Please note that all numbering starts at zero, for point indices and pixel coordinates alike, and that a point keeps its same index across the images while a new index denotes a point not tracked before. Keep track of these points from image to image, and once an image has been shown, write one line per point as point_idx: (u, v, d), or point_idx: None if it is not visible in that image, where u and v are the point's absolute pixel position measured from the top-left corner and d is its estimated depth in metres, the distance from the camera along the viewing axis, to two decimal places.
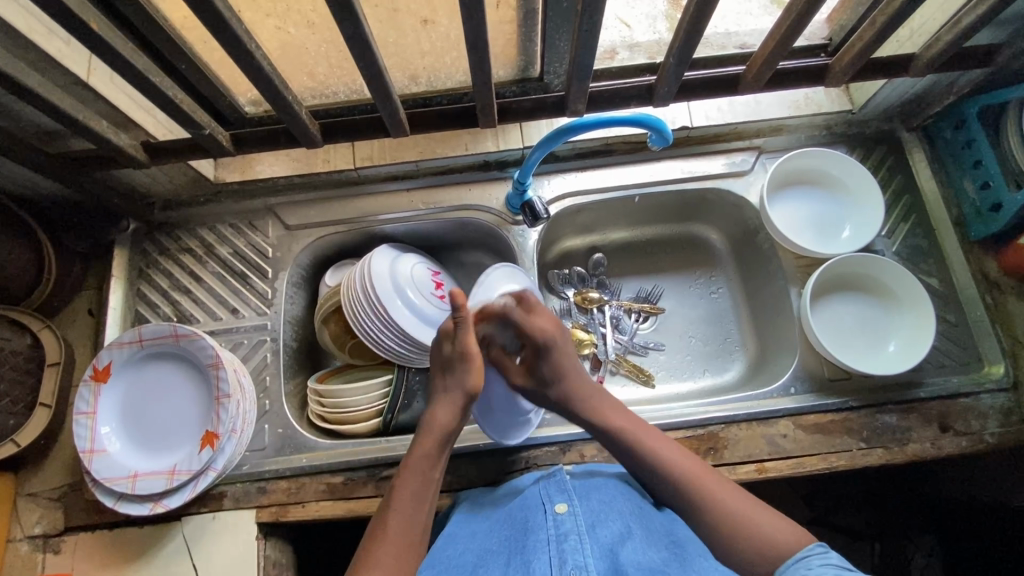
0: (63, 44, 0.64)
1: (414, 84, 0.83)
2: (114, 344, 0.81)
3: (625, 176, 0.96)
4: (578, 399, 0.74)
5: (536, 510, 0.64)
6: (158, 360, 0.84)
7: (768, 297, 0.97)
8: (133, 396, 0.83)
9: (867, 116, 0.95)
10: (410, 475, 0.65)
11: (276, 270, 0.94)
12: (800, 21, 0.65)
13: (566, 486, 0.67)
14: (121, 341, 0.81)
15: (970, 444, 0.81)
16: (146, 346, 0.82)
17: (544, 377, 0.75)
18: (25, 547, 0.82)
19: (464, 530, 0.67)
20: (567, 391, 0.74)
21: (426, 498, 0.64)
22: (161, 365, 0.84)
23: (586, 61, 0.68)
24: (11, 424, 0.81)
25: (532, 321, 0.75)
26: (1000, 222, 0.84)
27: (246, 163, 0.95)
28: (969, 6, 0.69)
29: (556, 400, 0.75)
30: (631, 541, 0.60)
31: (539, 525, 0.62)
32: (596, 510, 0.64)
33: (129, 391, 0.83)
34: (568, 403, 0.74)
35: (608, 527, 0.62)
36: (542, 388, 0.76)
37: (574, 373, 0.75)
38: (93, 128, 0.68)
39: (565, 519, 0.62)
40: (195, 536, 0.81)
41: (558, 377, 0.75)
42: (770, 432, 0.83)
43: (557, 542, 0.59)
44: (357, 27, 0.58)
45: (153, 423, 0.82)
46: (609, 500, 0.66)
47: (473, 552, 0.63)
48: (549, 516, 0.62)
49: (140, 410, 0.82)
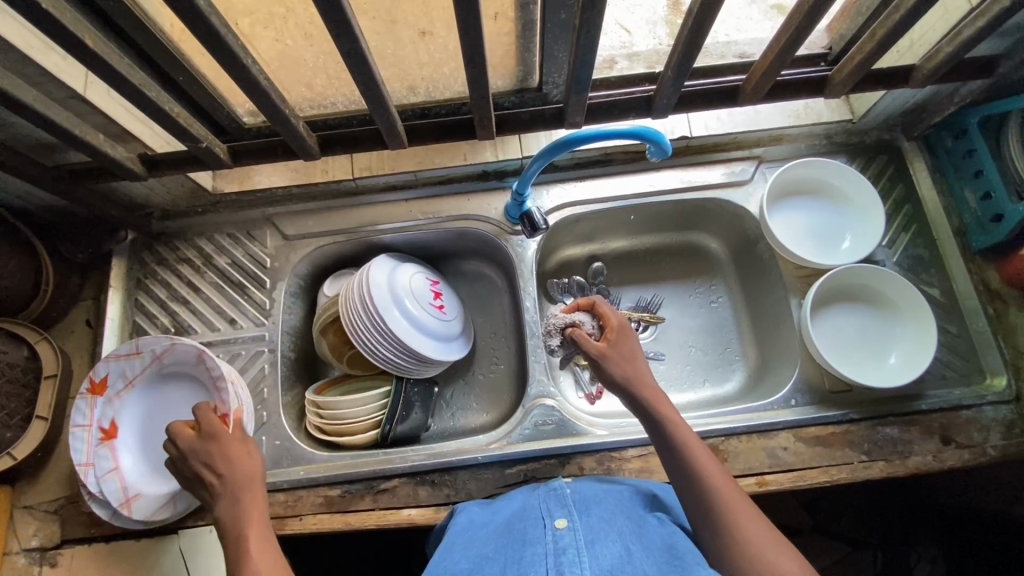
0: (59, 58, 0.64)
1: (412, 94, 0.83)
2: (97, 435, 0.80)
3: (623, 186, 0.96)
4: (636, 383, 0.68)
5: (535, 524, 0.61)
6: (145, 435, 0.83)
7: (768, 307, 0.97)
8: (112, 485, 0.79)
9: (867, 126, 0.95)
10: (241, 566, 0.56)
11: (274, 280, 0.94)
12: (800, 35, 0.64)
13: (566, 505, 0.64)
14: (103, 429, 0.81)
15: (972, 457, 0.81)
16: (139, 426, 0.83)
17: (613, 357, 0.71)
18: (22, 560, 0.81)
19: (461, 543, 0.64)
20: (640, 377, 0.69)
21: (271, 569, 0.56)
22: (151, 441, 0.83)
23: (584, 74, 0.68)
24: (8, 437, 0.81)
25: (615, 314, 0.76)
26: (1002, 231, 0.83)
27: (244, 174, 0.95)
28: (970, 18, 0.68)
29: (625, 379, 0.69)
30: (627, 554, 0.55)
31: (538, 538, 0.58)
32: (596, 526, 0.60)
33: (106, 481, 0.78)
34: (633, 387, 0.68)
35: (607, 540, 0.57)
36: (610, 369, 0.70)
37: (644, 363, 0.71)
38: (90, 142, 0.68)
39: (564, 532, 0.58)
40: (192, 548, 0.81)
41: (630, 361, 0.71)
42: (771, 444, 0.82)
43: (554, 555, 0.54)
44: (355, 42, 0.58)
45: (144, 502, 0.79)
46: (609, 516, 0.62)
47: (469, 558, 0.59)
48: (548, 530, 0.59)
49: (127, 492, 0.79)
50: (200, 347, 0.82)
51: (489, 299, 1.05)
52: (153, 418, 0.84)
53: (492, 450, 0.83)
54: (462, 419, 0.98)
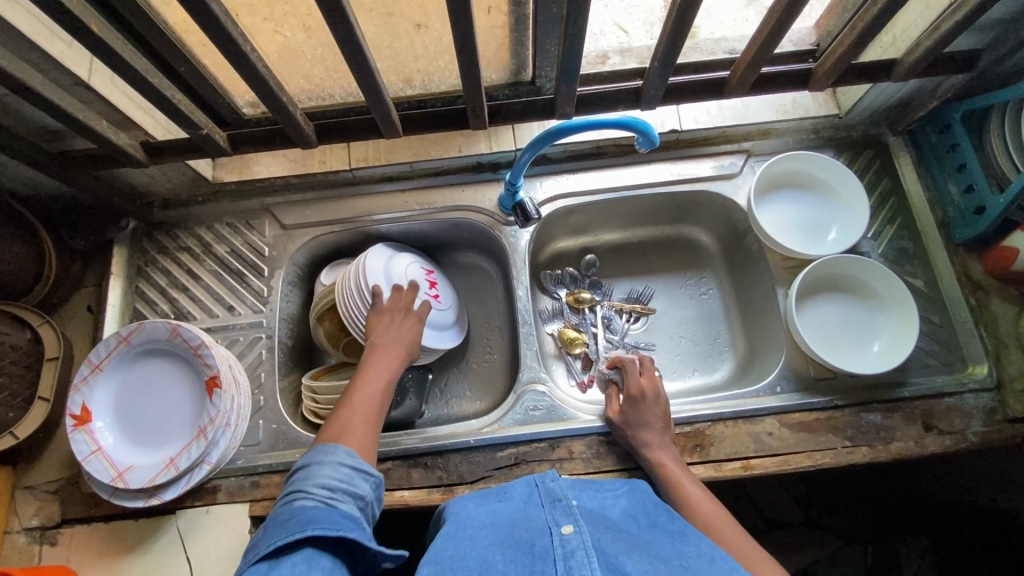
0: (65, 46, 0.66)
1: (409, 86, 0.86)
2: (70, 422, 0.79)
3: (615, 179, 0.98)
4: (644, 448, 0.79)
5: (541, 534, 0.61)
6: (123, 415, 0.82)
7: (756, 297, 0.98)
8: (99, 464, 0.78)
9: (853, 121, 0.97)
10: (362, 394, 0.76)
11: (272, 269, 0.96)
12: (780, 28, 0.66)
13: (572, 511, 0.64)
14: (76, 415, 0.79)
15: (953, 442, 0.82)
16: (113, 408, 0.83)
17: (632, 419, 0.81)
18: (21, 539, 0.83)
19: (466, 538, 0.63)
20: (652, 439, 0.79)
21: (364, 417, 0.74)
22: (140, 425, 0.82)
23: (573, 64, 0.70)
24: (10, 417, 0.82)
25: (635, 381, 0.85)
26: (983, 224, 0.85)
27: (244, 163, 0.97)
28: (948, 12, 0.70)
29: (634, 444, 0.80)
30: (637, 552, 0.56)
31: (546, 550, 0.57)
32: (603, 536, 0.60)
33: (91, 461, 0.78)
34: (641, 448, 0.79)
35: (614, 542, 0.58)
36: (622, 433, 0.81)
37: (657, 425, 0.80)
38: (93, 128, 0.70)
39: (572, 538, 0.58)
40: (189, 528, 0.83)
41: (641, 425, 0.80)
42: (756, 429, 0.84)
43: (564, 562, 0.55)
44: (349, 31, 0.60)
45: (137, 478, 0.79)
46: (615, 529, 0.62)
47: (476, 558, 0.59)
48: (555, 537, 0.59)
49: (117, 467, 0.79)
50: (171, 323, 0.82)
51: (484, 290, 1.06)
52: (130, 402, 0.83)
53: (483, 434, 0.85)
54: (456, 407, 0.99)
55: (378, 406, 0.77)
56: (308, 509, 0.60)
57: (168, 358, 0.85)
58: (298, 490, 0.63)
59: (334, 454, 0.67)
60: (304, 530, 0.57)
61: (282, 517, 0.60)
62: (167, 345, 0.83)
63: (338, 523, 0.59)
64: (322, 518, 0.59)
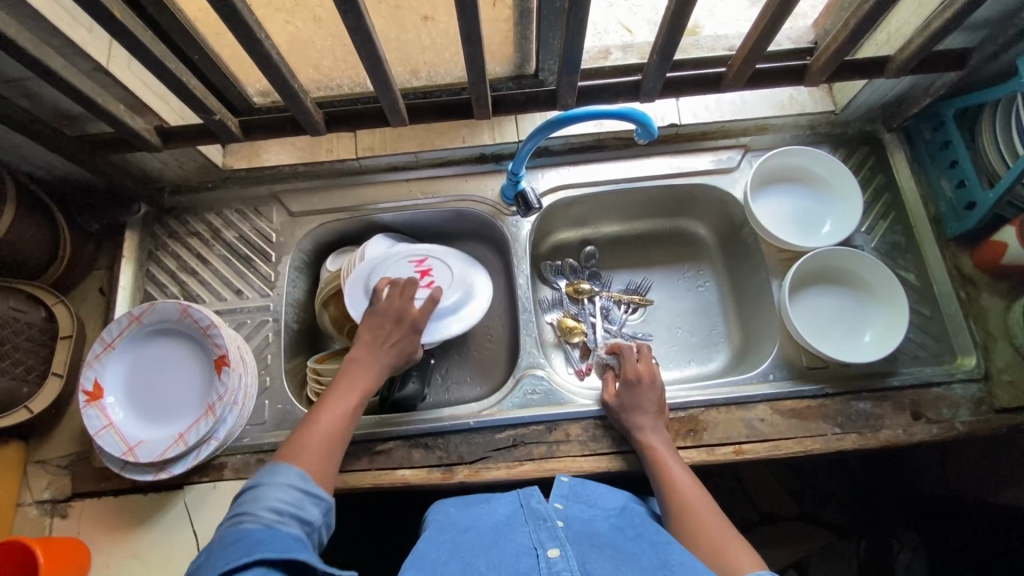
0: (85, 31, 0.69)
1: (414, 78, 0.89)
2: (83, 397, 0.82)
3: (615, 171, 1.00)
4: (636, 429, 0.81)
5: (526, 553, 0.63)
6: (133, 391, 0.85)
7: (751, 288, 1.01)
8: (111, 439, 0.81)
9: (849, 117, 0.99)
10: (327, 407, 0.75)
11: (279, 254, 0.98)
12: (775, 22, 0.68)
13: (557, 532, 0.66)
14: (89, 391, 0.82)
15: (941, 431, 0.84)
16: (124, 385, 0.85)
17: (626, 402, 0.83)
18: (33, 512, 0.85)
19: (446, 541, 0.68)
20: (643, 420, 0.82)
21: (324, 438, 0.72)
22: (150, 402, 0.85)
23: (574, 56, 0.72)
24: (24, 392, 0.84)
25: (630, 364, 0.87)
26: (973, 219, 0.88)
27: (252, 151, 1.00)
28: (939, 10, 0.72)
29: (628, 425, 0.82)
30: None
31: (531, 566, 0.61)
32: (590, 558, 0.63)
33: (103, 436, 0.81)
34: (631, 428, 0.82)
35: (599, 565, 0.61)
36: (615, 415, 0.84)
37: (651, 409, 0.83)
38: (111, 112, 0.72)
39: (558, 562, 0.60)
40: (196, 503, 0.85)
41: (634, 408, 0.83)
42: (748, 415, 0.86)
43: None
44: (360, 18, 0.62)
45: (147, 452, 0.81)
46: (599, 548, 0.65)
47: (458, 561, 0.63)
48: (541, 560, 0.61)
49: (128, 442, 0.82)
50: (182, 303, 0.85)
51: None
52: (140, 380, 0.86)
53: (482, 416, 0.87)
54: (456, 393, 1.01)
55: (342, 427, 0.75)
56: (256, 533, 0.59)
57: (177, 339, 0.87)
58: (248, 511, 0.62)
59: (286, 476, 0.66)
60: (254, 553, 0.56)
61: (227, 540, 0.59)
62: (176, 324, 0.86)
63: (290, 546, 0.58)
64: (272, 540, 0.58)
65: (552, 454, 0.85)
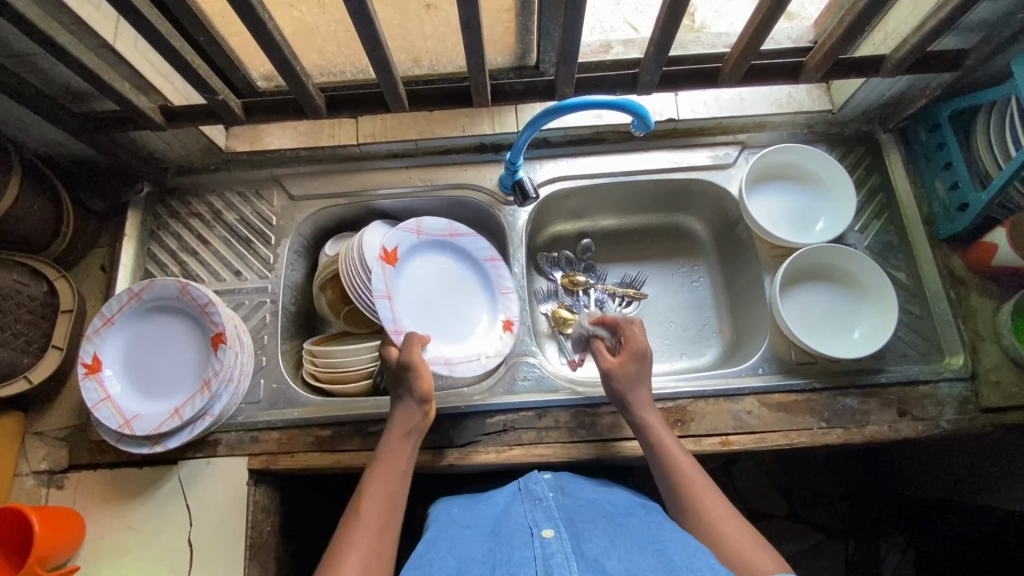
0: (93, 8, 0.70)
1: (416, 66, 0.89)
2: (81, 369, 0.83)
3: (613, 164, 1.01)
4: (641, 407, 0.80)
5: (523, 533, 0.64)
6: (131, 367, 0.86)
7: (744, 284, 1.02)
8: (107, 412, 0.83)
9: (846, 117, 1.00)
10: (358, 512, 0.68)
11: (278, 237, 1.00)
12: (771, 16, 0.69)
13: (549, 515, 0.68)
14: (86, 363, 0.83)
15: (926, 428, 0.85)
16: (122, 360, 0.86)
17: (626, 376, 0.82)
18: (30, 482, 0.87)
19: (445, 541, 0.68)
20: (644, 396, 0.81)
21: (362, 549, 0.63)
22: (147, 378, 0.86)
23: (573, 46, 0.73)
24: (25, 363, 0.86)
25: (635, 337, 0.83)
26: (964, 220, 0.88)
27: (256, 135, 1.02)
28: (936, 10, 0.73)
29: (629, 399, 0.81)
30: (613, 550, 0.59)
31: (526, 545, 0.61)
32: (581, 535, 0.63)
33: (100, 408, 0.82)
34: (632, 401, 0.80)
35: (592, 543, 0.61)
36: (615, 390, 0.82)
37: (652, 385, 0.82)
38: (116, 88, 0.74)
39: (552, 543, 0.61)
40: (190, 478, 0.87)
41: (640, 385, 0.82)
42: (735, 407, 0.87)
43: (543, 559, 0.58)
44: (361, 3, 0.62)
45: (144, 426, 0.83)
46: (590, 524, 0.66)
47: (454, 556, 0.62)
48: (536, 539, 0.62)
49: (124, 415, 0.83)
50: (181, 281, 0.86)
51: None
52: (138, 356, 0.87)
53: (474, 402, 0.88)
54: None
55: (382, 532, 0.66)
56: None
57: (175, 317, 0.88)
58: None
59: None
60: None
61: None
62: (176, 302, 0.87)
63: None
64: None
65: (541, 440, 0.87)
